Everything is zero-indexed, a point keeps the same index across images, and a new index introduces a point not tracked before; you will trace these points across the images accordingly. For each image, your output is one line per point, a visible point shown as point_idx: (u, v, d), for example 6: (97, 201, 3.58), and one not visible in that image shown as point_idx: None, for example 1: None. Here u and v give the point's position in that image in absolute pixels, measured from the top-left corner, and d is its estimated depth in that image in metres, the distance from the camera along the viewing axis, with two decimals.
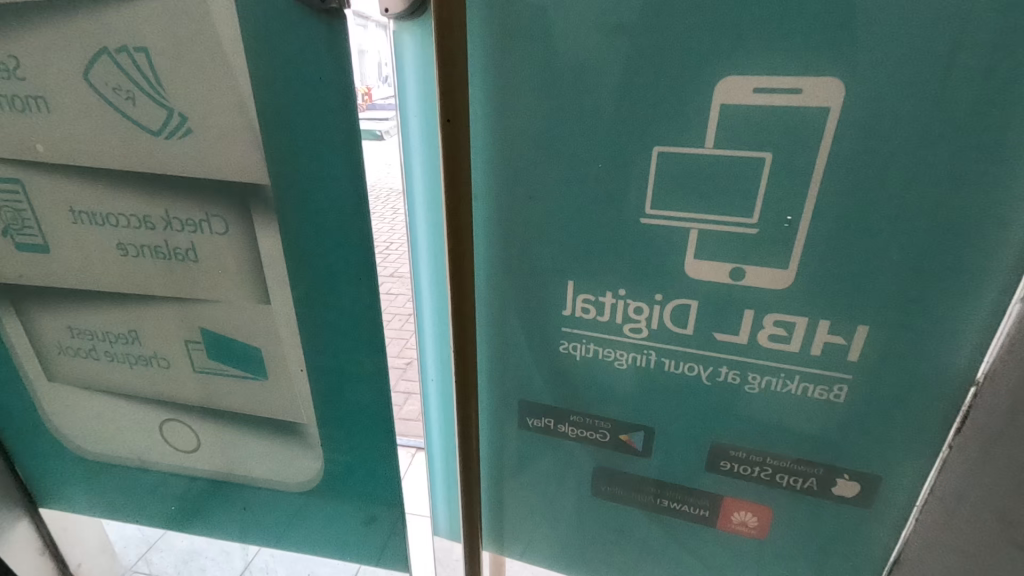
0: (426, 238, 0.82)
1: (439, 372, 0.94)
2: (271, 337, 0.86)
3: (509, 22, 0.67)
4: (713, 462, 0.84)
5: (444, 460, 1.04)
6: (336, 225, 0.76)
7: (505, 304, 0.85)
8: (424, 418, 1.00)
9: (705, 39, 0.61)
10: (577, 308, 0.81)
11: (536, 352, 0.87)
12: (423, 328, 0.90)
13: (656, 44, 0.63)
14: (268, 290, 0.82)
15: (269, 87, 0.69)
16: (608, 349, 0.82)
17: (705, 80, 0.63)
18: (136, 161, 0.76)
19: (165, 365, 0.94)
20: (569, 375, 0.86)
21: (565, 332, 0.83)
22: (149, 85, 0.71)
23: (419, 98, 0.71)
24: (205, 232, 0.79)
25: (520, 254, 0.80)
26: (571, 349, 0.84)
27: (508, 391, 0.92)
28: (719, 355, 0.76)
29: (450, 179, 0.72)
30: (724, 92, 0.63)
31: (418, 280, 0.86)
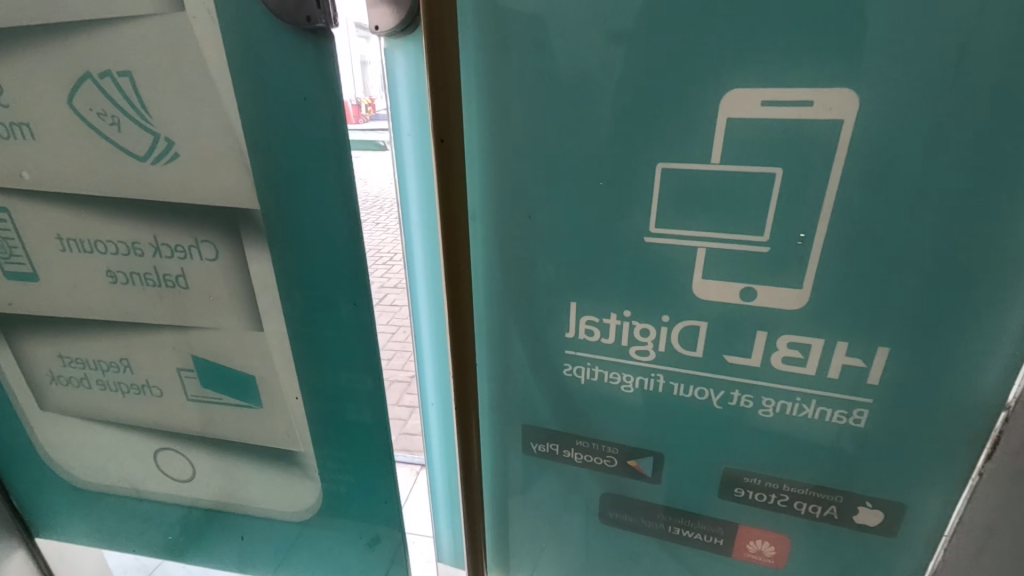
0: (423, 259, 0.79)
1: (439, 397, 0.92)
2: (264, 363, 0.83)
3: (503, 35, 0.64)
4: (727, 489, 0.80)
5: (446, 485, 1.00)
6: (329, 250, 0.74)
7: (506, 326, 0.82)
8: (425, 442, 0.97)
9: (709, 49, 0.58)
10: (580, 330, 0.78)
11: (539, 377, 0.83)
12: (423, 351, 0.87)
13: (657, 56, 0.60)
14: (260, 316, 0.80)
15: (256, 109, 0.66)
16: (613, 372, 0.78)
17: (710, 92, 0.60)
18: (123, 187, 0.73)
19: (158, 393, 0.91)
20: (573, 398, 0.83)
21: (569, 355, 0.80)
22: (134, 109, 0.69)
23: (412, 115, 0.69)
24: (195, 258, 0.77)
25: (521, 274, 0.77)
26: (575, 372, 0.81)
27: (511, 415, 0.89)
28: (731, 378, 0.72)
29: (445, 201, 0.69)
30: (731, 105, 0.60)
31: (416, 302, 0.83)
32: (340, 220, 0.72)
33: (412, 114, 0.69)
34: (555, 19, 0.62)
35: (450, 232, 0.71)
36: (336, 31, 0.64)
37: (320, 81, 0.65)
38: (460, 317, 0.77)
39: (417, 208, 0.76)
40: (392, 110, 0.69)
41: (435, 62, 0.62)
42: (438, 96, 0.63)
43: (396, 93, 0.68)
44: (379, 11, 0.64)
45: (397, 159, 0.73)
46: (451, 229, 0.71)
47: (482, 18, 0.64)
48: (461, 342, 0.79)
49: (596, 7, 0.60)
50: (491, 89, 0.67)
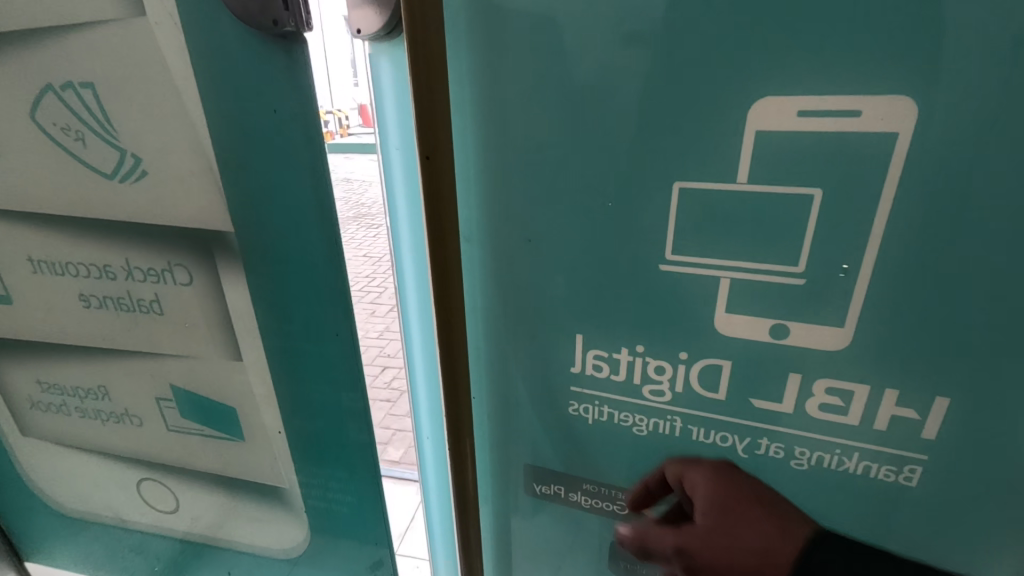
0: (414, 283, 0.73)
1: (433, 429, 0.85)
2: (245, 394, 0.77)
3: (496, 36, 0.57)
4: (670, 465, 0.68)
5: (443, 518, 0.94)
6: (308, 275, 0.67)
7: (504, 357, 0.74)
8: (420, 474, 0.91)
9: (738, 51, 0.50)
10: (587, 366, 0.70)
11: (542, 414, 0.76)
12: (415, 379, 0.81)
13: (675, 59, 0.52)
14: (239, 345, 0.73)
15: (226, 122, 0.60)
16: (625, 413, 0.70)
17: (737, 101, 0.51)
18: (90, 207, 0.68)
19: (137, 424, 0.85)
20: (579, 438, 0.75)
21: (574, 392, 0.72)
22: (98, 123, 0.63)
23: (399, 127, 0.63)
24: (169, 282, 0.71)
25: (520, 302, 0.69)
26: (582, 411, 0.73)
27: (511, 453, 0.81)
28: (759, 425, 0.64)
29: (432, 224, 0.62)
30: (766, 116, 0.51)
31: (407, 328, 0.77)
32: (320, 246, 0.65)
33: (400, 126, 0.63)
34: (554, 25, 0.54)
35: (438, 257, 0.64)
36: (308, 35, 0.56)
37: (294, 92, 0.58)
38: (452, 350, 0.70)
39: (406, 229, 0.70)
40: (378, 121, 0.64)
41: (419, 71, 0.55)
42: (423, 107, 0.56)
43: (381, 103, 0.62)
44: (361, 13, 0.58)
45: (384, 174, 0.67)
46: (440, 253, 0.64)
47: (474, 20, 0.57)
48: (454, 375, 0.72)
49: (601, 4, 0.52)
50: (485, 98, 0.60)
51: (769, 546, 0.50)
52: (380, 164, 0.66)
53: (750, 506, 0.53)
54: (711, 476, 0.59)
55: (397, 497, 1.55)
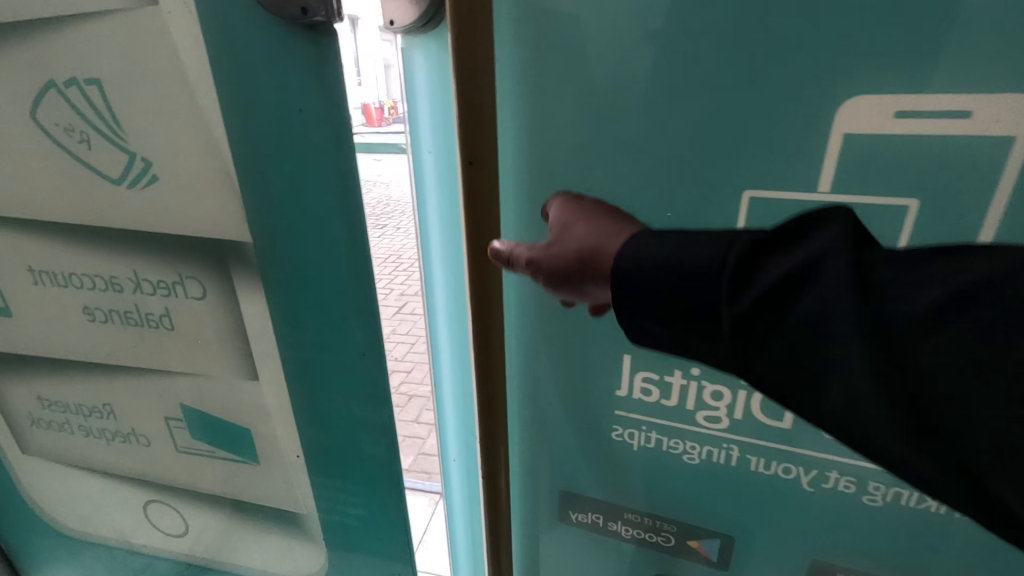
0: (444, 293, 0.69)
1: (460, 448, 0.81)
2: (261, 415, 0.72)
3: (545, 26, 0.50)
4: (553, 201, 0.50)
5: (469, 535, 0.91)
6: (334, 292, 0.62)
7: (542, 379, 0.69)
8: (446, 491, 0.87)
9: (830, 50, 0.44)
10: (635, 390, 0.65)
11: (582, 440, 0.71)
12: (443, 395, 0.77)
13: (755, 57, 0.45)
14: (255, 363, 0.68)
15: (246, 124, 0.55)
16: (675, 440, 0.65)
17: (825, 106, 0.45)
18: (96, 215, 0.63)
19: (143, 443, 0.80)
20: (624, 466, 0.70)
21: (619, 417, 0.67)
22: (104, 123, 0.58)
23: (433, 128, 0.60)
24: (180, 296, 0.65)
25: (562, 319, 0.64)
26: (627, 437, 0.68)
27: (545, 478, 0.76)
28: (828, 457, 0.59)
29: (473, 239, 0.57)
30: (859, 124, 0.45)
31: (437, 342, 0.73)
32: (348, 261, 0.60)
33: (434, 127, 0.59)
34: (614, 19, 0.48)
35: (477, 276, 0.58)
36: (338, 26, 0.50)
37: (323, 95, 0.52)
38: (488, 374, 0.64)
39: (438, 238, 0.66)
40: (409, 122, 0.60)
41: (464, 73, 0.50)
42: (467, 110, 0.51)
43: (414, 104, 0.59)
44: (395, 3, 0.54)
45: (414, 178, 0.63)
46: (480, 274, 0.58)
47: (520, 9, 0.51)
48: (490, 402, 0.66)
49: None
50: (531, 101, 0.54)
51: (604, 233, 0.44)
52: (411, 167, 0.63)
53: (606, 216, 0.46)
54: (588, 199, 0.48)
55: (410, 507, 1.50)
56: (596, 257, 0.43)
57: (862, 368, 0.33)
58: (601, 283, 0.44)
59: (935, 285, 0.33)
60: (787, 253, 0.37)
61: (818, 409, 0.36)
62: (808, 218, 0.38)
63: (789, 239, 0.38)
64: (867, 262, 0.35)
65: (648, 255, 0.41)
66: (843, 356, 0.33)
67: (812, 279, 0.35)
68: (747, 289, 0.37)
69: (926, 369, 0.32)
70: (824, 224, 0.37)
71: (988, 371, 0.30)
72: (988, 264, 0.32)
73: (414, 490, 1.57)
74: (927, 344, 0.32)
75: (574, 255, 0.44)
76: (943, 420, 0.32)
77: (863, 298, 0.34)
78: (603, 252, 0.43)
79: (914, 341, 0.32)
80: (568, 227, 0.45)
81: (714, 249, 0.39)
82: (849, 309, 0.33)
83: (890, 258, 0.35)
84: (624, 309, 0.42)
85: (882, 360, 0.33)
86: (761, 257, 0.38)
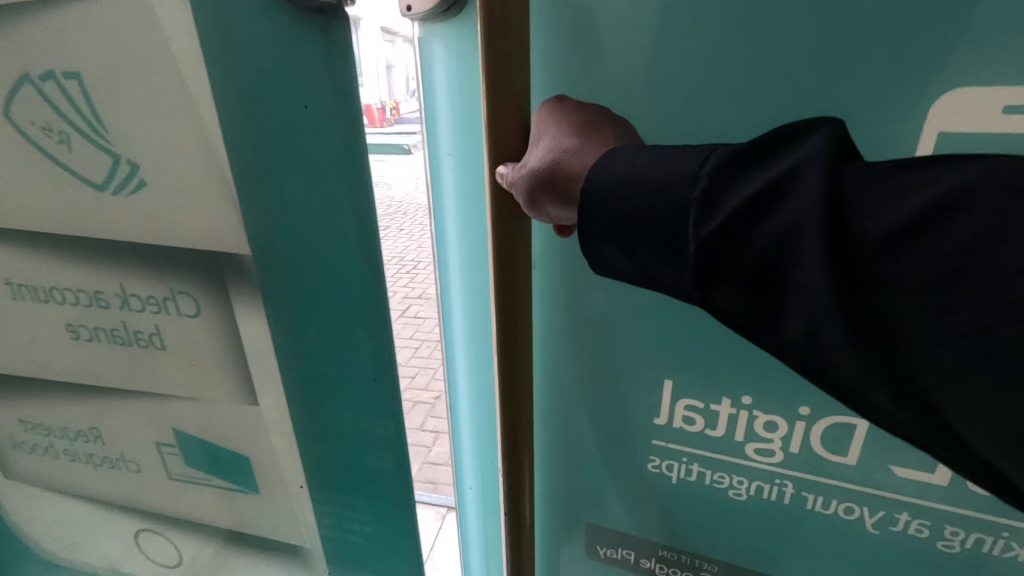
0: (462, 303, 0.66)
1: (476, 469, 0.77)
2: (263, 444, 0.66)
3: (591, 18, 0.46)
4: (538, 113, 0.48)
5: (484, 560, 0.86)
6: (346, 313, 0.56)
7: (574, 404, 0.65)
8: (460, 510, 0.83)
9: (919, 44, 0.39)
10: (675, 417, 0.60)
11: (616, 467, 0.66)
12: (459, 408, 0.74)
13: (830, 52, 0.41)
14: (256, 388, 0.62)
15: (245, 126, 0.49)
16: (720, 473, 0.61)
17: (910, 107, 0.41)
18: (80, 224, 0.56)
19: (134, 470, 0.73)
20: (661, 499, 0.66)
21: (656, 447, 0.63)
22: (86, 121, 0.51)
23: (452, 129, 0.56)
24: (172, 313, 0.59)
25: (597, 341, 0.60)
26: (664, 469, 0.64)
27: (574, 507, 0.71)
28: (901, 498, 0.55)
29: (500, 255, 0.52)
30: (951, 128, 0.41)
31: (453, 352, 0.70)
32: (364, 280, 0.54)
33: (453, 129, 0.56)
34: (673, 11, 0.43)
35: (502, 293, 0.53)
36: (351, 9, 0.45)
37: (335, 97, 0.46)
38: (514, 401, 0.59)
39: (455, 244, 0.63)
40: (426, 123, 0.57)
41: (494, 70, 0.44)
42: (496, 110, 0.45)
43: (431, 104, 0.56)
44: None
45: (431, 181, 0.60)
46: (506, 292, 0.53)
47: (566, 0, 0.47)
48: (516, 430, 0.61)
49: None
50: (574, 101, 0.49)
51: (573, 146, 0.43)
52: (427, 171, 0.60)
53: (585, 134, 0.44)
54: (572, 104, 0.46)
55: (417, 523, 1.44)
56: (564, 171, 0.43)
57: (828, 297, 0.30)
58: (567, 196, 0.44)
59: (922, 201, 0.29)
60: (765, 169, 0.33)
61: (782, 338, 0.34)
62: (794, 126, 0.34)
63: (768, 150, 0.33)
64: (853, 176, 0.31)
65: (618, 177, 0.38)
66: (808, 285, 0.31)
67: (785, 199, 0.32)
68: (715, 214, 0.34)
69: (897, 297, 0.29)
70: (810, 133, 0.33)
71: (974, 301, 0.27)
72: (991, 171, 0.27)
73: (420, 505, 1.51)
74: (892, 268, 0.29)
75: (539, 169, 0.44)
76: (911, 353, 0.30)
77: (839, 220, 0.31)
78: (570, 165, 0.43)
79: (889, 270, 0.29)
80: (542, 138, 0.45)
81: (683, 166, 0.36)
82: (817, 233, 0.30)
83: (879, 169, 0.31)
84: (592, 233, 0.40)
85: (850, 288, 0.30)
86: (735, 173, 0.34)
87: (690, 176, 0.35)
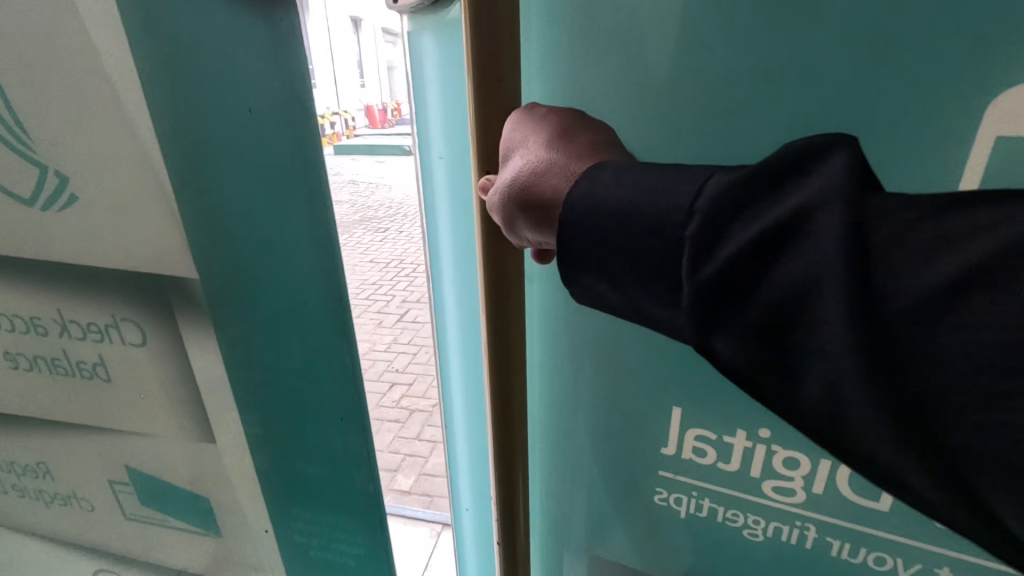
0: (458, 321, 0.60)
1: (473, 496, 0.72)
2: (222, 484, 0.59)
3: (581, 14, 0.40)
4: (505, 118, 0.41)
5: None
6: (307, 339, 0.49)
7: (574, 430, 0.58)
8: (456, 538, 0.77)
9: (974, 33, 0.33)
10: (685, 448, 0.53)
11: (618, 500, 0.60)
12: (453, 432, 0.68)
13: (868, 43, 0.35)
14: (211, 426, 0.55)
15: (179, 134, 0.42)
16: (733, 511, 0.54)
17: (962, 106, 0.35)
18: (8, 243, 0.50)
19: (87, 508, 0.67)
20: (666, 534, 0.59)
21: (662, 478, 0.56)
22: (6, 127, 0.45)
23: (447, 130, 0.51)
24: (115, 341, 0.53)
25: (598, 363, 0.54)
26: (672, 503, 0.57)
27: (570, 534, 0.65)
28: (940, 550, 0.48)
29: (491, 269, 0.47)
30: (1013, 128, 0.34)
31: (449, 372, 0.64)
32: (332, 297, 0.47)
33: (445, 129, 0.51)
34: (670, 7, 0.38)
35: (497, 310, 0.48)
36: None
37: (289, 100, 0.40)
38: (507, 422, 0.53)
39: (450, 256, 0.57)
40: (417, 124, 0.52)
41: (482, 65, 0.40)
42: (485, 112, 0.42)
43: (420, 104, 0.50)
44: None
45: (425, 187, 0.55)
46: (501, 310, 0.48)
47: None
48: (509, 458, 0.55)
49: None
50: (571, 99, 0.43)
51: (542, 166, 0.36)
52: (418, 177, 0.55)
53: (554, 137, 0.37)
54: (545, 113, 0.39)
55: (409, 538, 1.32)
56: (537, 191, 0.37)
57: (862, 368, 0.24)
58: (542, 218, 0.37)
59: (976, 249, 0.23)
60: (775, 203, 0.27)
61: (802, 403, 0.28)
62: (805, 147, 0.27)
63: (779, 179, 0.27)
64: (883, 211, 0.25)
65: (599, 205, 0.32)
66: (827, 341, 0.25)
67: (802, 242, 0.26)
68: (716, 256, 0.28)
69: (938, 363, 0.23)
70: (829, 158, 0.27)
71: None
72: None
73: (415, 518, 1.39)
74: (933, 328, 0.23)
75: (511, 197, 0.38)
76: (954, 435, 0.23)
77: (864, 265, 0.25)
78: (541, 186, 0.37)
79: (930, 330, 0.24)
80: (514, 155, 0.39)
81: (675, 194, 0.30)
82: (847, 288, 0.24)
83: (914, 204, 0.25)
84: (574, 265, 0.33)
85: (880, 350, 0.24)
86: (743, 203, 0.28)
87: (686, 208, 0.29)
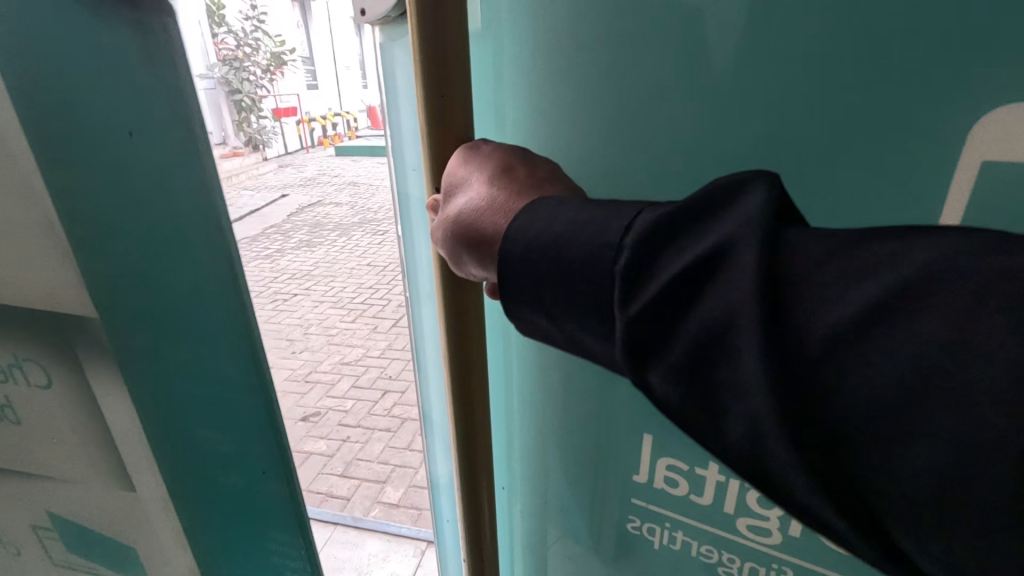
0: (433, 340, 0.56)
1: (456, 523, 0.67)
2: (146, 534, 0.53)
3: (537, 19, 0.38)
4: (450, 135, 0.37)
5: None
6: (228, 362, 0.48)
7: (548, 448, 0.55)
8: (442, 564, 0.73)
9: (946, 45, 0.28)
10: (656, 477, 0.48)
11: (594, 527, 0.55)
12: (435, 457, 0.63)
13: (821, 59, 0.30)
14: (129, 475, 0.49)
15: (58, 160, 0.37)
16: (707, 546, 0.47)
17: (938, 128, 0.29)
18: None
19: (13, 553, 0.62)
20: (640, 566, 0.53)
21: (635, 506, 0.50)
22: None
23: (416, 138, 0.47)
24: (20, 381, 0.48)
25: (571, 382, 0.50)
26: (645, 532, 0.51)
27: (539, 549, 0.61)
28: None
29: (448, 280, 0.41)
30: (1002, 153, 0.28)
31: (426, 396, 0.59)
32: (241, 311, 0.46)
33: (416, 135, 0.47)
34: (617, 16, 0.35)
35: (457, 332, 0.43)
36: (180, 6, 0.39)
37: None
38: (470, 448, 0.48)
39: (423, 272, 0.53)
40: (392, 129, 0.48)
41: (435, 70, 0.35)
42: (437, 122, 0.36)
43: (395, 109, 0.47)
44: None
45: (398, 195, 0.51)
46: (459, 330, 0.43)
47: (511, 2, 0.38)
48: (473, 487, 0.50)
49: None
50: (531, 116, 0.40)
51: (483, 203, 0.31)
52: (393, 182, 0.51)
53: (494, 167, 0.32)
54: (492, 149, 0.34)
55: (387, 560, 1.13)
56: (478, 231, 0.32)
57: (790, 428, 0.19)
58: (484, 259, 0.32)
59: (928, 288, 0.18)
60: (703, 238, 0.22)
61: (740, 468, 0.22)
62: (729, 181, 0.23)
63: (709, 213, 0.23)
64: (819, 251, 0.21)
65: (534, 242, 0.26)
66: (754, 395, 0.20)
67: (724, 280, 0.21)
68: (639, 295, 0.23)
69: (879, 432, 0.18)
70: (755, 193, 0.22)
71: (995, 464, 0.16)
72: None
73: (395, 539, 1.18)
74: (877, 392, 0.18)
75: (455, 235, 0.33)
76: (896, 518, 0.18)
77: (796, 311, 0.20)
78: (482, 225, 0.31)
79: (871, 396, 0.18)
80: (459, 190, 0.33)
81: (597, 228, 0.25)
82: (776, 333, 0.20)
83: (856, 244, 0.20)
84: (518, 297, 0.28)
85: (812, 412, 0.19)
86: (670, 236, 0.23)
87: (614, 242, 0.24)
